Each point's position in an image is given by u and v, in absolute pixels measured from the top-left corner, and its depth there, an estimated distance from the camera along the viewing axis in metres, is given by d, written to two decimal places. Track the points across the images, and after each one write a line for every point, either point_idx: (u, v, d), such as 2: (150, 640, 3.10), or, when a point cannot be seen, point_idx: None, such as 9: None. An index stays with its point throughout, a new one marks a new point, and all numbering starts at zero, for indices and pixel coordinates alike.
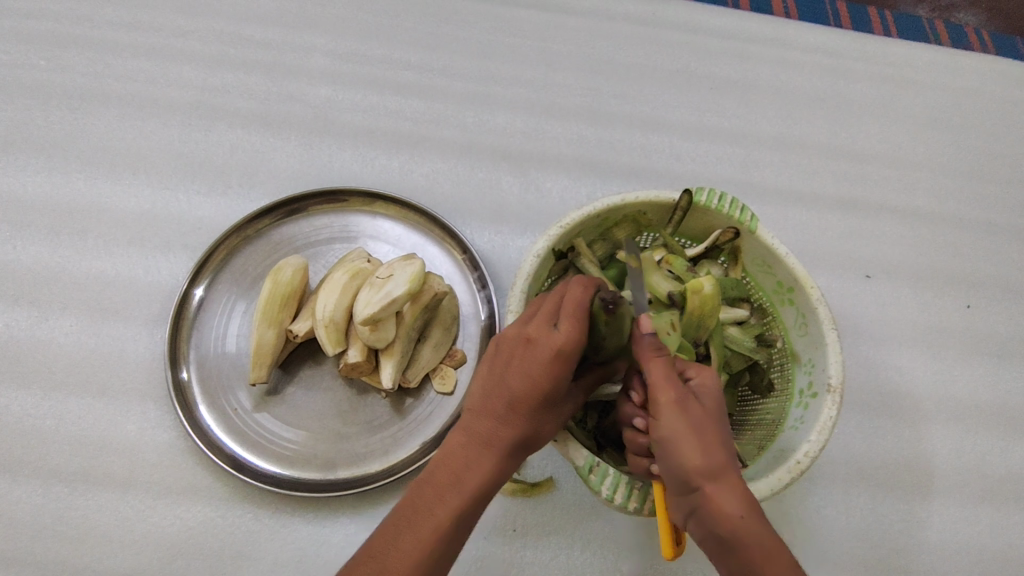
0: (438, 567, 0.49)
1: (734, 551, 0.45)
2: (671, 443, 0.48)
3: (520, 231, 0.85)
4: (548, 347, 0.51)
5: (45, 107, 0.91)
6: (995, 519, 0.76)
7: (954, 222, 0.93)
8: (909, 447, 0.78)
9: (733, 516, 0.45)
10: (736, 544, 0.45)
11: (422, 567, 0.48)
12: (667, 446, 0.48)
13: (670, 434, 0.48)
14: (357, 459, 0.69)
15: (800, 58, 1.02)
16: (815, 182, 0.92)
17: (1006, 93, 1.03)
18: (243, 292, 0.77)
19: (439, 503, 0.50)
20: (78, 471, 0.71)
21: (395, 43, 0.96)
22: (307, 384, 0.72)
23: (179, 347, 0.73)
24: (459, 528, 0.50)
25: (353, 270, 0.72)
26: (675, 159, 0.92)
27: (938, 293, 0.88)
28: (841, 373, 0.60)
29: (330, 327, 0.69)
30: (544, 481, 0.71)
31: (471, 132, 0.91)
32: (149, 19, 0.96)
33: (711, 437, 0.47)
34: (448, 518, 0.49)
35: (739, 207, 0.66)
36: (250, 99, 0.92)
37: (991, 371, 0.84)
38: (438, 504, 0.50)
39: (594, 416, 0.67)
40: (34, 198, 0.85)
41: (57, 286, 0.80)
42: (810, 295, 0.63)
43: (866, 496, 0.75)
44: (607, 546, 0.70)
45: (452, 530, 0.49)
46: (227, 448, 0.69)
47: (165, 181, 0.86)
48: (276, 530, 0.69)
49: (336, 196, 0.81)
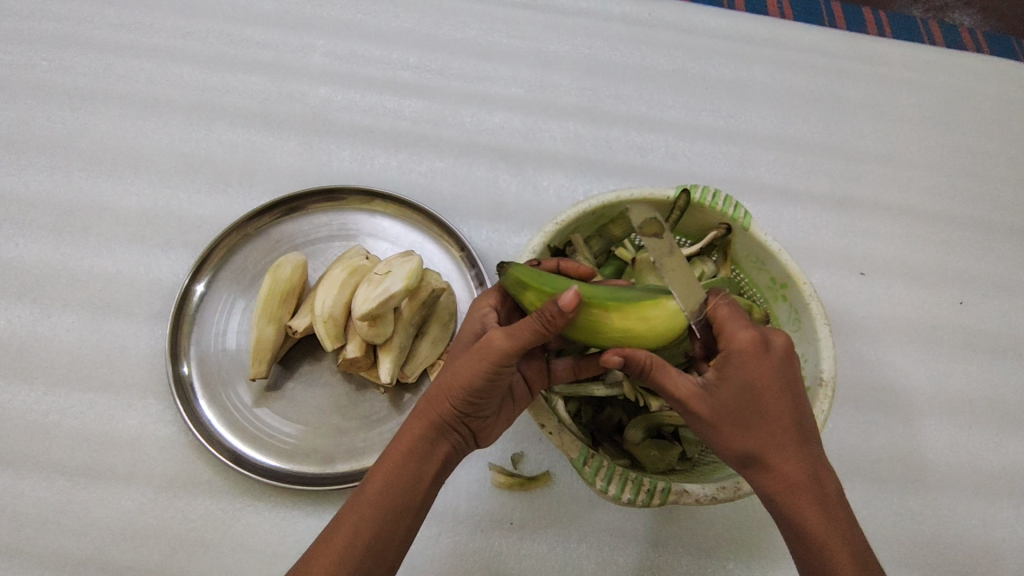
0: (400, 496, 0.51)
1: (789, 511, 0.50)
2: (763, 416, 0.50)
3: (517, 230, 0.86)
4: (480, 303, 0.59)
5: (48, 107, 0.92)
6: (988, 514, 0.77)
7: (948, 221, 0.94)
8: (902, 443, 0.79)
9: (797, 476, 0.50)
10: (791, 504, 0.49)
11: (383, 496, 0.50)
12: (797, 408, 0.51)
13: (774, 400, 0.50)
14: (356, 454, 0.70)
15: (795, 58, 1.03)
16: (809, 181, 0.93)
17: (999, 93, 1.04)
18: (244, 289, 0.78)
19: (400, 440, 0.53)
20: (80, 466, 0.72)
21: (393, 43, 0.97)
22: (306, 379, 0.73)
23: (180, 343, 0.74)
24: (414, 461, 0.52)
25: (351, 266, 0.73)
26: (671, 158, 0.93)
27: (931, 290, 0.89)
28: (834, 367, 0.62)
29: (329, 323, 0.69)
30: (540, 475, 0.73)
31: (468, 132, 0.92)
32: (150, 21, 0.97)
33: (758, 409, 0.50)
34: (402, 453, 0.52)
35: (732, 204, 0.68)
36: (250, 99, 0.93)
37: (983, 367, 0.85)
38: (400, 441, 0.53)
39: (589, 411, 0.70)
40: (37, 197, 0.86)
41: (59, 284, 0.81)
42: (802, 291, 0.65)
43: (860, 490, 0.76)
44: (603, 540, 0.71)
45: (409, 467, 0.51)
46: (227, 442, 0.70)
47: (166, 179, 0.88)
48: (276, 523, 0.70)
49: (334, 195, 0.82)
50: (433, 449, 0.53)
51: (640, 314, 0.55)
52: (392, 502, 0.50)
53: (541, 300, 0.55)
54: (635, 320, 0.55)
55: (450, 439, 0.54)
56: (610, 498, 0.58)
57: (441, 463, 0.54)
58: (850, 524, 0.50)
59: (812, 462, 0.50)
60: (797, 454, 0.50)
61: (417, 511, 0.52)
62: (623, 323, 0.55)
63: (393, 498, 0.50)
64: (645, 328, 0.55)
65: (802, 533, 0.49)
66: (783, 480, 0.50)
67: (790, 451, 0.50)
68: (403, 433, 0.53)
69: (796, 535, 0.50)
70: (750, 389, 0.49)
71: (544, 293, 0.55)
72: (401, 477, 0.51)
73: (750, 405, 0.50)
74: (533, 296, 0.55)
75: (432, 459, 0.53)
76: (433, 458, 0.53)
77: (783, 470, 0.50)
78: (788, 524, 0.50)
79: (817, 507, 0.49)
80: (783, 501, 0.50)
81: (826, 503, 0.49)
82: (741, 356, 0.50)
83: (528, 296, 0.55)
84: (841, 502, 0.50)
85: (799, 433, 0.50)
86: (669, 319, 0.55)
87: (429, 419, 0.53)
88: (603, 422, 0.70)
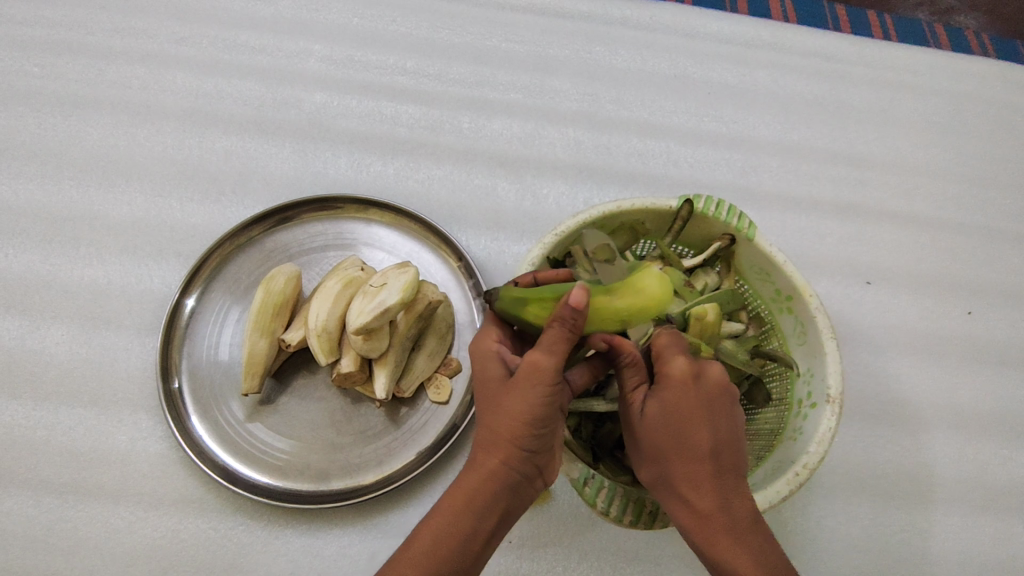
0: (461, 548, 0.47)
1: (701, 536, 0.49)
2: (680, 442, 0.50)
3: (516, 239, 0.84)
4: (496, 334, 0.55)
5: (39, 114, 0.90)
6: (999, 530, 0.75)
7: (955, 229, 0.92)
8: (911, 457, 0.77)
9: (709, 500, 0.49)
10: (704, 529, 0.49)
11: (445, 550, 0.47)
12: (717, 439, 0.50)
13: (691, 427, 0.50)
14: (351, 471, 0.68)
15: (799, 62, 1.01)
16: (814, 188, 0.92)
17: (1005, 98, 1.02)
18: (237, 300, 0.76)
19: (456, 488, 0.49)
20: (69, 483, 0.70)
21: (390, 48, 0.95)
22: (301, 393, 0.72)
23: (171, 356, 0.72)
24: (476, 512, 0.48)
25: (346, 278, 0.71)
26: (673, 165, 0.91)
27: (939, 300, 0.87)
28: (841, 383, 0.60)
29: (323, 336, 0.68)
30: (539, 492, 0.71)
31: (466, 138, 0.90)
32: (143, 26, 0.96)
33: (681, 430, 0.50)
34: (459, 502, 0.48)
35: (736, 214, 0.66)
36: (244, 105, 0.91)
37: (992, 379, 0.83)
38: (457, 488, 0.49)
39: (588, 426, 0.66)
40: (27, 207, 0.84)
41: (48, 295, 0.79)
42: (808, 303, 0.63)
43: (868, 506, 0.74)
44: (604, 557, 0.69)
45: (469, 518, 0.48)
46: (219, 458, 0.68)
47: (159, 188, 0.86)
48: (269, 542, 0.68)
49: (329, 203, 0.80)
50: (497, 499, 0.49)
51: (634, 287, 0.54)
52: (456, 557, 0.47)
53: (545, 309, 0.54)
54: (633, 294, 0.54)
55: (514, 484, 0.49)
56: (611, 520, 0.59)
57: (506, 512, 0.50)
58: (772, 554, 0.48)
59: (725, 493, 0.49)
60: (713, 484, 0.49)
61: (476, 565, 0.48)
62: (623, 303, 0.54)
63: (452, 556, 0.47)
64: (644, 298, 0.54)
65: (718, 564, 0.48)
66: (697, 509, 0.49)
67: (703, 481, 0.49)
68: (460, 482, 0.49)
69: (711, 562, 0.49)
70: (670, 413, 0.50)
71: (546, 301, 0.54)
72: (462, 529, 0.48)
73: (670, 430, 0.50)
74: (535, 309, 0.54)
75: (496, 511, 0.49)
76: (495, 509, 0.49)
77: (693, 500, 0.49)
78: (704, 552, 0.49)
79: (730, 536, 0.48)
80: (695, 531, 0.49)
81: (739, 533, 0.48)
82: (673, 381, 0.51)
83: (531, 311, 0.54)
84: (758, 528, 0.49)
85: (716, 461, 0.50)
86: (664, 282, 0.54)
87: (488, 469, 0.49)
88: (604, 437, 0.65)
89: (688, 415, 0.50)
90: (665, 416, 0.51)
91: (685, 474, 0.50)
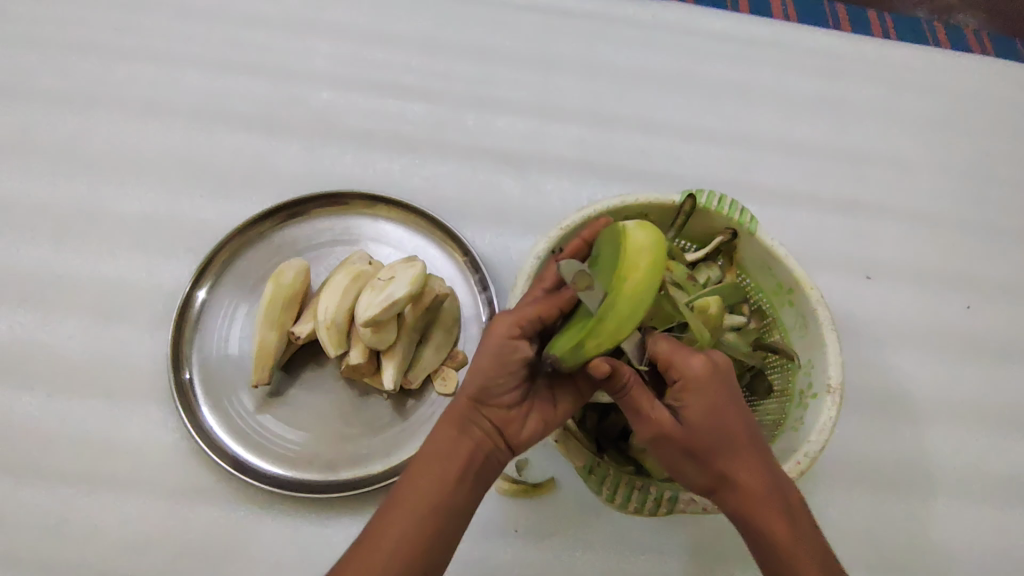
0: (429, 497, 0.51)
1: (752, 522, 0.51)
2: (726, 436, 0.51)
3: (521, 234, 0.85)
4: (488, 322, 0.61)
5: (49, 112, 0.91)
6: (996, 520, 0.76)
7: (954, 224, 0.93)
8: (911, 448, 0.78)
9: (757, 486, 0.51)
10: (752, 514, 0.51)
11: (416, 497, 0.50)
12: (752, 426, 0.52)
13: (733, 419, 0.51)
14: (359, 461, 0.69)
15: (799, 60, 1.02)
16: (815, 184, 0.93)
17: (1003, 96, 1.04)
18: (246, 294, 0.77)
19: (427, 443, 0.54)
20: (83, 473, 0.71)
21: (395, 46, 0.97)
22: (310, 385, 0.73)
23: (182, 348, 0.73)
24: (442, 463, 0.52)
25: (354, 272, 0.72)
26: (675, 162, 0.92)
27: (938, 294, 0.88)
28: (841, 373, 0.61)
29: (331, 329, 0.69)
30: (545, 482, 0.72)
31: (471, 135, 0.91)
32: (152, 25, 0.97)
33: (724, 424, 0.51)
34: (426, 453, 0.53)
35: (738, 208, 0.67)
36: (252, 103, 0.93)
37: (990, 373, 0.84)
38: (428, 443, 0.54)
39: (593, 417, 0.67)
40: (38, 202, 0.85)
41: (60, 289, 0.80)
42: (809, 296, 0.64)
43: (868, 496, 0.75)
44: (608, 546, 0.70)
45: (433, 465, 0.52)
46: (229, 449, 0.69)
47: (169, 184, 0.87)
48: (278, 531, 0.69)
49: (336, 199, 0.81)
50: (449, 469, 0.52)
51: (634, 251, 0.51)
52: (421, 503, 0.50)
53: (599, 333, 0.50)
54: (636, 257, 0.50)
55: (473, 437, 0.54)
56: (616, 508, 0.62)
57: (466, 481, 0.52)
58: (811, 528, 0.51)
59: (770, 475, 0.51)
60: (759, 470, 0.51)
61: (443, 513, 0.50)
62: (642, 272, 0.50)
63: (417, 500, 0.50)
64: (648, 255, 0.51)
65: (772, 545, 0.50)
66: (750, 497, 0.50)
67: (752, 467, 0.51)
68: (428, 440, 0.54)
69: (761, 546, 0.51)
70: (713, 409, 0.51)
71: (591, 330, 0.50)
72: (432, 479, 0.51)
73: (716, 425, 0.51)
74: (593, 343, 0.50)
75: (445, 480, 0.51)
76: (455, 459, 0.52)
77: (746, 487, 0.51)
78: (756, 536, 0.51)
79: (785, 517, 0.50)
80: (748, 519, 0.51)
81: (790, 510, 0.51)
82: (702, 380, 0.51)
83: (591, 347, 0.50)
84: (801, 506, 0.52)
85: (755, 448, 0.52)
86: (647, 234, 0.52)
87: (449, 421, 0.54)
88: (608, 428, 0.67)
89: (723, 407, 0.51)
90: (707, 415, 0.51)
91: (731, 466, 0.51)
